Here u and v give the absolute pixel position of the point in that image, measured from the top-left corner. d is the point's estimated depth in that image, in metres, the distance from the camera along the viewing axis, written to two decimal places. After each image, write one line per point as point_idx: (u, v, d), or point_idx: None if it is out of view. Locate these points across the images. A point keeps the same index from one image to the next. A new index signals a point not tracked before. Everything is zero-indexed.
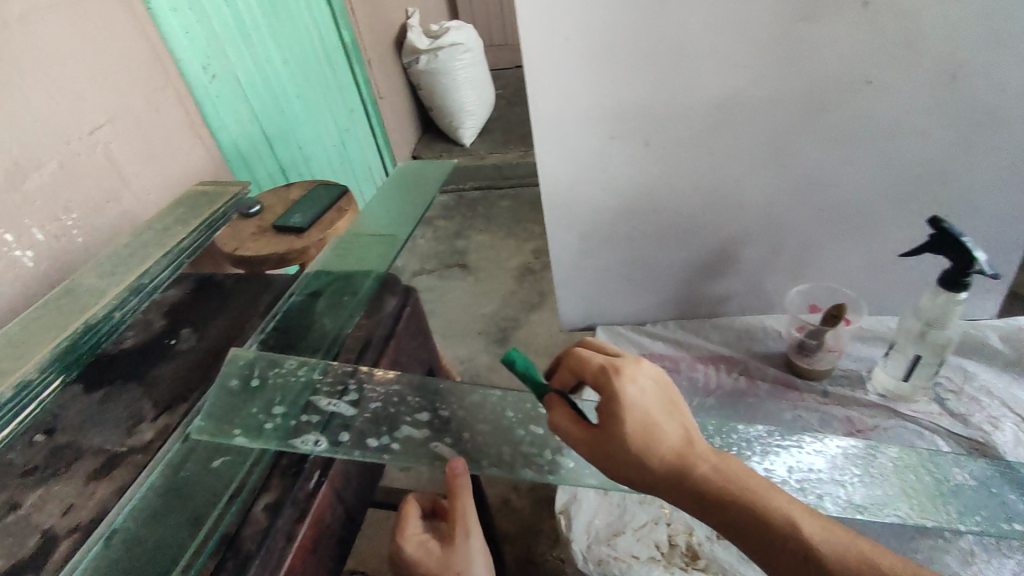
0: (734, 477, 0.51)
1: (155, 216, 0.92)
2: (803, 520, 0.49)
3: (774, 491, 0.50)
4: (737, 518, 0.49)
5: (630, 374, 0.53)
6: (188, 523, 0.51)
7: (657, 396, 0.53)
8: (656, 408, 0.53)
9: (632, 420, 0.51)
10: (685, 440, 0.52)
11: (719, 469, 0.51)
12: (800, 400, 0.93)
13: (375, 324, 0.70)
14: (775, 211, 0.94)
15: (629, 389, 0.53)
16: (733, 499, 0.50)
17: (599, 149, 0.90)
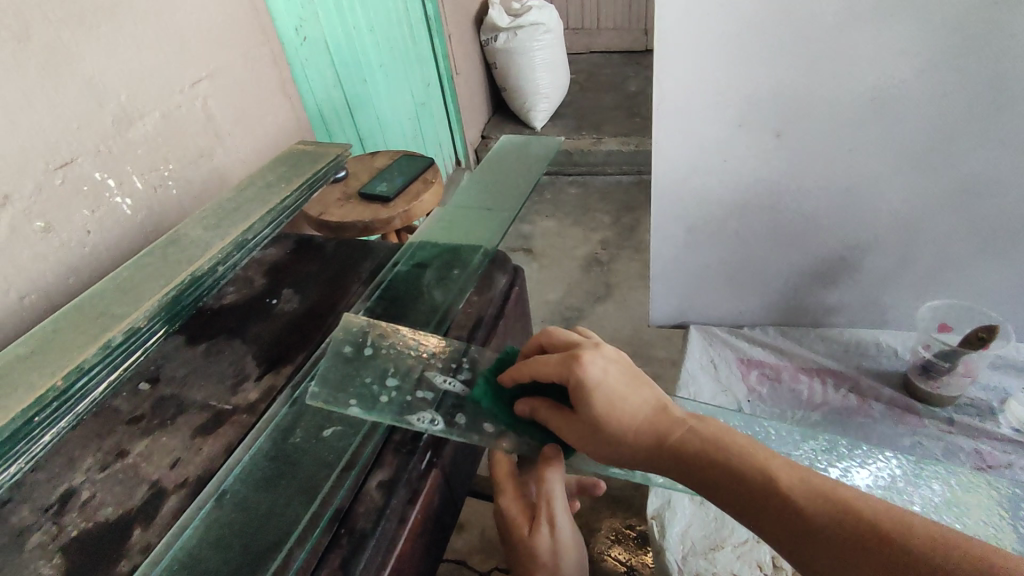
0: (728, 448, 0.46)
1: (257, 172, 0.90)
2: (804, 487, 0.43)
3: (752, 450, 0.46)
4: (738, 494, 0.44)
5: (580, 356, 0.51)
6: (301, 492, 0.48)
7: (619, 378, 0.50)
8: (631, 391, 0.50)
9: (601, 403, 0.49)
10: (657, 409, 0.50)
11: (703, 445, 0.46)
12: (920, 426, 0.86)
13: (485, 302, 0.66)
14: (912, 217, 0.86)
15: (588, 370, 0.50)
16: (728, 473, 0.45)
17: (723, 138, 0.83)
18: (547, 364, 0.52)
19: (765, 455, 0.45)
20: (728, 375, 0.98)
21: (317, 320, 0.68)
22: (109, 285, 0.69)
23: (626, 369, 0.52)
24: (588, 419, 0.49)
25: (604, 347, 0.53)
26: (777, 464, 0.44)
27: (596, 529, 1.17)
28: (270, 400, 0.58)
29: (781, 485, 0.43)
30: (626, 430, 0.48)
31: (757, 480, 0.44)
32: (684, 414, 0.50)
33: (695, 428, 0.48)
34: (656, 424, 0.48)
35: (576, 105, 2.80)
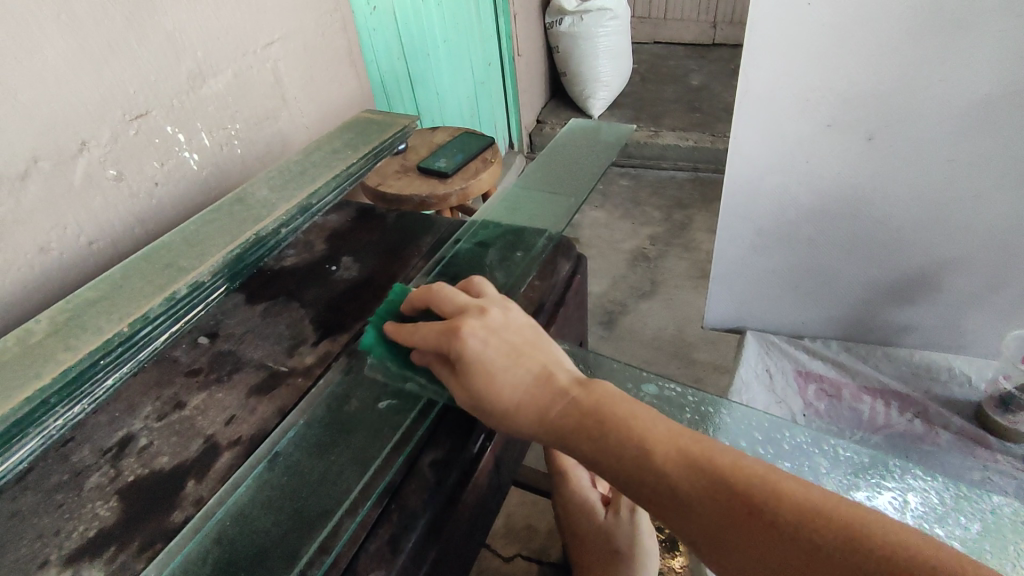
0: (606, 421, 0.44)
1: (325, 137, 0.90)
2: (675, 457, 0.41)
3: (633, 418, 0.44)
4: (619, 470, 0.43)
5: (460, 329, 0.49)
6: (353, 463, 0.48)
7: (501, 348, 0.48)
8: (512, 362, 0.48)
9: (481, 378, 0.47)
10: (537, 377, 0.48)
11: (583, 418, 0.45)
12: (992, 461, 0.81)
13: (548, 288, 0.64)
14: (1009, 238, 0.80)
15: (466, 343, 0.48)
16: (607, 449, 0.43)
17: (809, 137, 0.78)
18: (429, 334, 0.50)
19: (643, 425, 0.43)
20: (784, 386, 0.94)
21: (375, 290, 0.67)
22: (177, 237, 0.70)
23: (508, 336, 0.49)
24: (470, 391, 0.48)
25: (488, 309, 0.51)
26: (655, 434, 0.42)
27: None
28: (326, 366, 0.57)
29: (656, 459, 0.41)
30: (505, 405, 0.47)
31: (636, 456, 0.42)
32: (566, 380, 0.48)
33: (573, 398, 0.46)
34: (537, 396, 0.47)
35: (636, 95, 2.73)
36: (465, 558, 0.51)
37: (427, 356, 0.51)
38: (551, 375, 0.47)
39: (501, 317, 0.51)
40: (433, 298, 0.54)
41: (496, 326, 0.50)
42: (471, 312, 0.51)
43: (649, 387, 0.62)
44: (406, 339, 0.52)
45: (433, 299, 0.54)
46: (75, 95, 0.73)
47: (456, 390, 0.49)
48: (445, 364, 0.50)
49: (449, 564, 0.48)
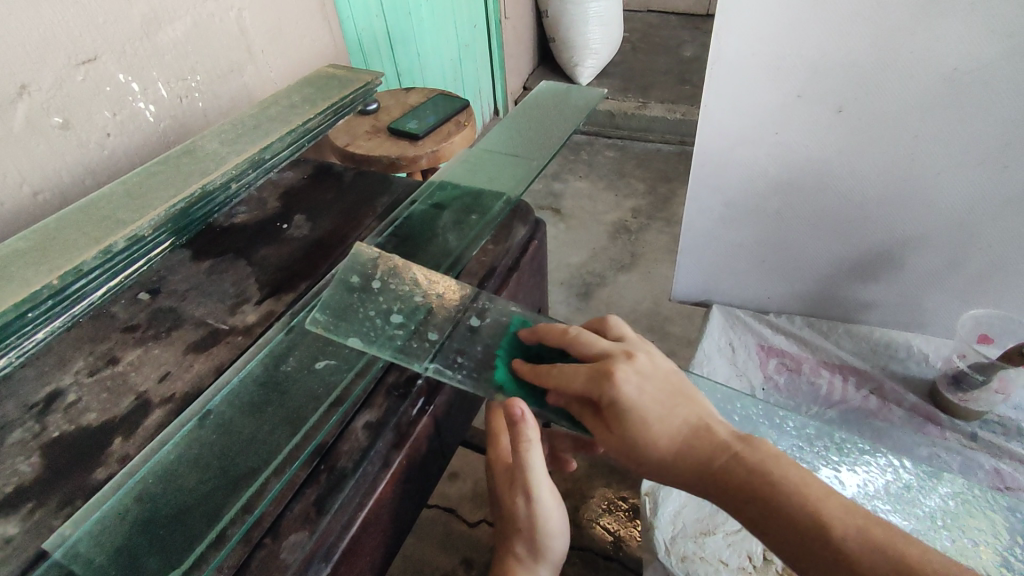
0: (780, 487, 0.43)
1: (283, 91, 0.87)
2: (857, 537, 0.40)
3: (817, 488, 0.42)
4: (788, 537, 0.42)
5: (612, 372, 0.46)
6: (285, 423, 0.47)
7: (655, 397, 0.46)
8: (667, 411, 0.46)
9: (637, 426, 0.45)
10: (695, 430, 0.46)
11: (749, 479, 0.43)
12: (940, 437, 0.82)
13: (501, 252, 0.63)
14: (972, 218, 0.80)
15: (620, 388, 0.46)
16: (777, 514, 0.42)
17: (780, 107, 0.76)
18: (572, 377, 0.48)
19: (819, 497, 0.42)
20: (746, 360, 0.94)
21: (325, 250, 0.65)
22: (119, 188, 0.68)
23: (662, 382, 0.47)
24: (622, 439, 0.46)
25: (635, 354, 0.49)
26: (832, 509, 0.41)
27: (588, 496, 1.16)
28: (267, 326, 0.56)
29: (835, 533, 0.40)
30: (664, 453, 0.45)
31: (813, 527, 0.41)
32: (726, 435, 0.46)
33: (739, 457, 0.44)
34: (696, 450, 0.45)
35: (625, 64, 2.68)
36: (398, 524, 0.51)
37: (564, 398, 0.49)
38: (711, 429, 0.45)
39: (649, 363, 0.49)
40: (569, 341, 0.51)
41: (647, 371, 0.47)
42: (618, 357, 0.48)
43: None
44: (543, 379, 0.49)
45: (571, 341, 0.51)
46: (14, 35, 0.69)
47: (606, 435, 0.47)
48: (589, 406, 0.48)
49: (380, 528, 0.47)
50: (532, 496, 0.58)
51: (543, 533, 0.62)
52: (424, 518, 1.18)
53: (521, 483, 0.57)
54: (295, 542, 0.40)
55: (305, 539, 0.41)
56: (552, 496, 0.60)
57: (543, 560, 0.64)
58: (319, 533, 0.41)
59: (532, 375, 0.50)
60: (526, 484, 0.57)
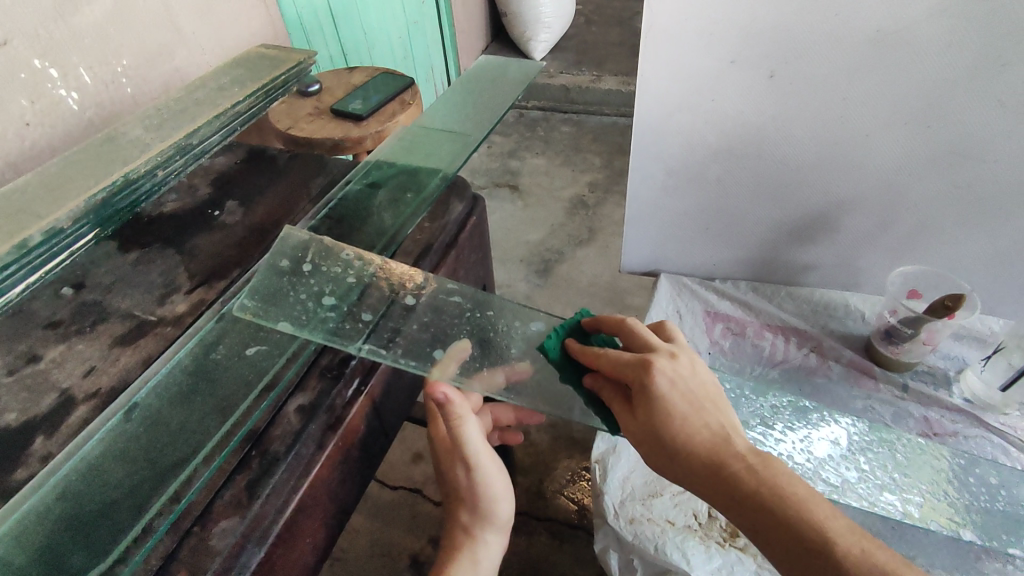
0: (790, 501, 0.45)
1: (210, 73, 0.86)
2: (855, 555, 0.42)
3: (822, 507, 0.45)
4: (784, 545, 0.44)
5: (653, 362, 0.48)
6: (214, 411, 0.46)
7: (687, 394, 0.48)
8: (694, 413, 0.48)
9: (665, 420, 0.47)
10: (721, 436, 0.48)
11: (759, 488, 0.45)
12: (875, 390, 0.85)
13: (437, 229, 0.64)
14: (899, 178, 0.82)
15: (657, 379, 0.48)
16: (780, 522, 0.44)
17: (714, 73, 0.76)
18: (617, 359, 0.50)
19: (823, 515, 0.44)
20: (692, 326, 0.96)
21: (257, 236, 0.64)
22: (35, 180, 0.66)
23: (697, 386, 0.49)
24: (644, 427, 0.48)
25: (677, 355, 0.51)
26: (836, 528, 0.44)
27: (553, 468, 1.18)
28: (198, 315, 0.55)
29: (839, 550, 0.43)
30: (683, 448, 0.47)
31: (816, 544, 0.43)
32: (744, 446, 0.48)
33: (755, 468, 0.46)
34: (715, 452, 0.47)
35: (580, 38, 2.67)
36: (342, 505, 0.51)
37: (601, 380, 0.52)
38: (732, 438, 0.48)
39: (689, 366, 0.51)
40: (626, 330, 0.54)
41: (685, 372, 0.50)
42: (662, 353, 0.51)
43: (524, 316, 0.59)
44: (591, 359, 0.52)
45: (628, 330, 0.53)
46: None
47: (629, 421, 0.50)
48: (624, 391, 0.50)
49: (319, 509, 0.48)
50: (472, 463, 0.59)
51: (486, 502, 0.61)
52: (389, 500, 1.19)
53: (457, 452, 0.59)
54: (226, 528, 0.41)
55: (237, 524, 0.41)
56: (495, 467, 0.61)
57: (491, 531, 0.63)
58: (252, 516, 0.42)
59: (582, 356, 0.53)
60: (463, 452, 0.58)
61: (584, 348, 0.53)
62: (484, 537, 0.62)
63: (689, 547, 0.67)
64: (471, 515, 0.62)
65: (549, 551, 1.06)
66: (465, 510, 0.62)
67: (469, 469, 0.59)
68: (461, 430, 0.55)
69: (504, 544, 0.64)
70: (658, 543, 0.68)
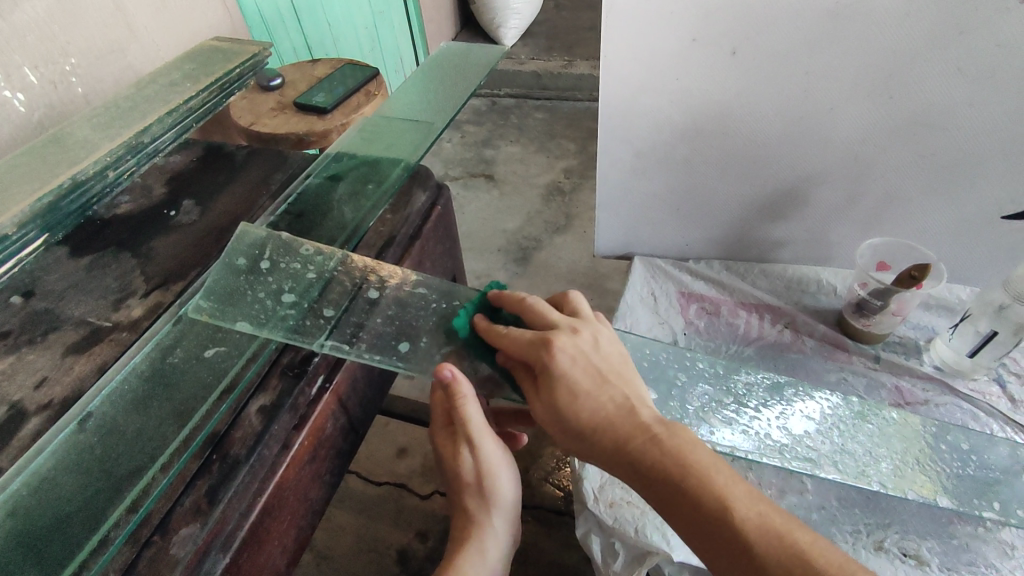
0: (690, 470, 0.44)
1: (160, 69, 0.84)
2: (756, 521, 0.42)
3: (732, 477, 0.44)
4: (687, 516, 0.43)
5: (551, 341, 0.47)
6: (173, 416, 0.45)
7: (588, 369, 0.48)
8: (597, 389, 0.47)
9: (566, 396, 0.47)
10: (626, 408, 0.47)
11: (665, 461, 0.44)
12: (848, 362, 0.85)
13: (400, 220, 0.63)
14: (865, 149, 0.82)
15: (557, 358, 0.47)
16: (680, 492, 0.43)
17: (676, 53, 0.76)
18: (517, 339, 0.49)
19: (724, 481, 0.43)
20: (667, 308, 0.96)
21: (215, 235, 0.62)
22: None
23: (598, 361, 0.49)
24: (550, 405, 0.48)
25: (580, 330, 0.50)
26: (737, 494, 0.43)
27: (538, 455, 1.18)
28: (155, 318, 0.53)
29: (736, 518, 0.42)
30: (585, 424, 0.47)
31: (716, 513, 0.42)
32: (650, 417, 0.47)
33: (658, 440, 0.45)
34: (618, 426, 0.46)
35: (550, 24, 2.65)
36: (312, 505, 0.50)
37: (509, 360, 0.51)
38: (638, 411, 0.46)
39: (593, 341, 0.50)
40: (526, 309, 0.52)
41: (589, 348, 0.49)
42: (563, 329, 0.49)
43: None
44: (495, 339, 0.50)
45: (524, 307, 0.52)
46: None
47: (531, 399, 0.49)
48: (529, 371, 0.49)
49: (287, 509, 0.47)
50: (475, 446, 0.56)
51: (491, 484, 0.58)
52: (375, 496, 1.18)
53: (459, 433, 0.56)
54: (186, 535, 0.40)
55: (197, 530, 0.40)
56: (496, 448, 0.58)
57: (497, 513, 0.60)
58: (213, 522, 0.40)
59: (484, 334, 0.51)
60: (466, 434, 0.55)
61: (488, 325, 0.51)
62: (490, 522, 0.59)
63: (669, 527, 0.67)
64: (479, 500, 0.59)
65: (537, 538, 1.06)
66: (470, 496, 0.59)
67: (473, 452, 0.56)
68: (465, 413, 0.52)
69: (509, 530, 0.61)
70: (638, 524, 0.67)
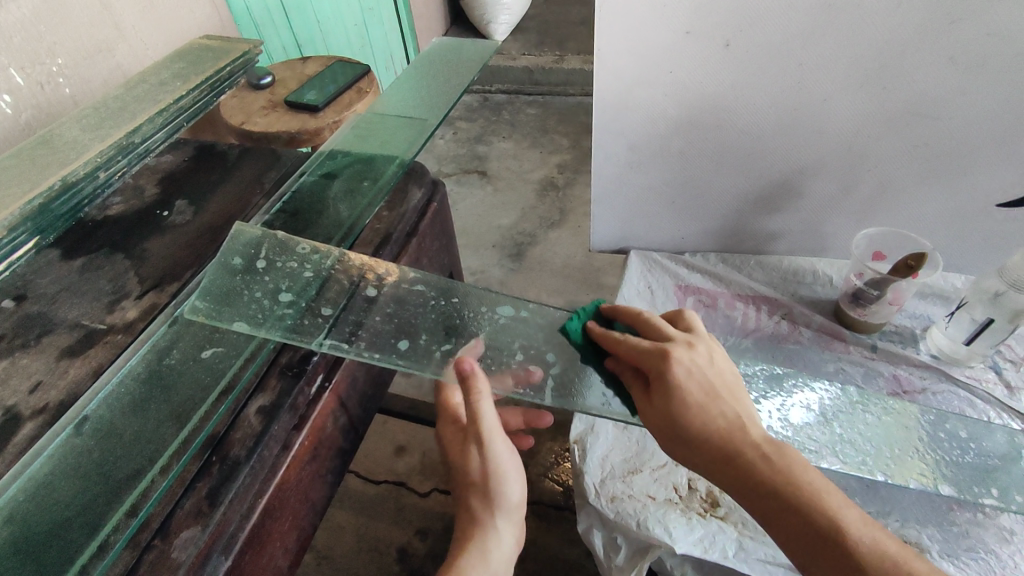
0: (803, 491, 0.45)
1: (150, 69, 0.84)
2: (868, 545, 0.42)
3: (844, 502, 0.45)
4: (800, 533, 0.44)
5: (670, 351, 0.49)
6: (171, 419, 0.44)
7: (703, 384, 0.49)
8: (710, 402, 0.48)
9: (677, 406, 0.48)
10: (741, 423, 0.48)
11: (776, 477, 0.45)
12: (845, 352, 0.86)
13: (396, 217, 0.62)
14: (859, 140, 0.82)
15: (674, 367, 0.49)
16: (792, 508, 0.44)
17: (671, 46, 0.75)
18: (637, 345, 0.51)
19: (836, 503, 0.44)
20: (664, 301, 0.96)
21: (209, 234, 0.62)
22: None
23: (712, 375, 0.50)
24: (658, 411, 0.49)
25: (695, 345, 0.52)
26: (850, 517, 0.44)
27: (537, 451, 1.18)
28: (150, 320, 0.53)
29: (851, 540, 0.43)
30: (699, 435, 0.48)
31: (828, 532, 0.43)
32: (759, 435, 0.48)
33: (770, 457, 0.46)
34: (730, 440, 0.47)
35: (541, 19, 2.65)
36: (313, 505, 0.50)
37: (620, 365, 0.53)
38: (749, 428, 0.47)
39: (707, 355, 0.51)
40: (642, 322, 0.54)
41: (703, 363, 0.50)
42: (680, 343, 0.51)
43: (491, 300, 0.58)
44: (613, 343, 0.53)
45: (644, 320, 0.55)
46: None
47: (642, 405, 0.50)
48: (641, 380, 0.51)
49: (289, 510, 0.46)
50: (485, 445, 0.55)
51: (498, 487, 0.58)
52: (374, 495, 1.17)
53: (472, 431, 0.55)
54: (187, 538, 0.39)
55: (199, 534, 0.39)
56: (508, 450, 0.58)
57: (502, 519, 0.59)
58: (214, 525, 0.40)
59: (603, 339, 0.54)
60: (478, 432, 0.55)
61: (605, 333, 0.54)
62: (494, 526, 0.58)
63: (671, 520, 0.67)
64: (482, 500, 0.58)
65: (538, 534, 1.06)
66: (475, 496, 0.59)
67: (482, 451, 0.56)
68: (478, 416, 0.51)
69: (513, 535, 0.60)
70: (640, 518, 0.67)
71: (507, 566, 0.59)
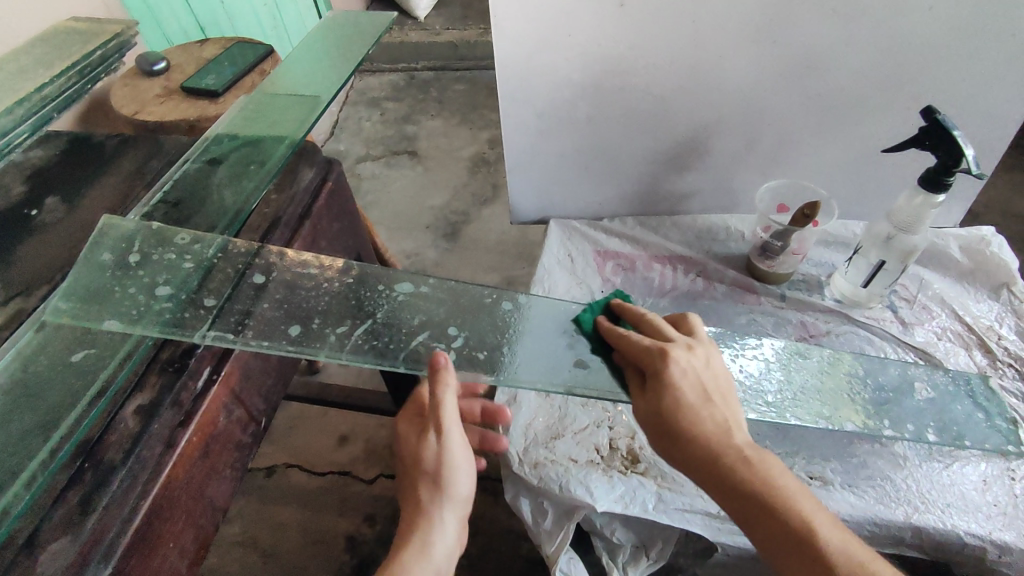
0: (776, 491, 0.48)
1: (6, 55, 0.78)
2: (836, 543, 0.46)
3: (805, 498, 0.49)
4: (768, 530, 0.48)
5: (669, 351, 0.52)
6: (37, 428, 0.41)
7: (698, 386, 0.51)
8: (702, 405, 0.51)
9: (670, 402, 0.51)
10: (725, 425, 0.51)
11: (750, 476, 0.49)
12: (756, 303, 0.88)
13: (285, 201, 0.61)
14: (757, 95, 0.84)
15: (672, 369, 0.52)
16: (761, 506, 0.48)
17: (566, 8, 0.74)
18: (637, 344, 0.54)
19: (806, 507, 0.48)
20: (585, 268, 0.96)
21: (84, 229, 0.58)
22: None
23: (707, 379, 0.53)
24: (651, 409, 0.52)
25: (694, 348, 0.54)
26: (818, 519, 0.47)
27: None
28: (16, 327, 0.49)
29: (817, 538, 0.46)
30: (684, 433, 0.50)
31: (800, 532, 0.47)
32: (741, 440, 0.51)
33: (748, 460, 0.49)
34: (715, 442, 0.50)
35: None
36: (212, 502, 0.48)
37: (624, 361, 0.56)
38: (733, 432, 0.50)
39: (705, 359, 0.54)
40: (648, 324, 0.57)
41: (698, 366, 0.53)
42: (679, 345, 0.54)
43: (389, 278, 0.57)
44: (612, 334, 0.56)
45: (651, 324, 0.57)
46: None
47: (638, 401, 0.53)
48: (641, 378, 0.54)
49: (182, 509, 0.45)
50: (442, 433, 0.57)
51: (449, 477, 0.58)
52: (315, 488, 1.15)
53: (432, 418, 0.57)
54: (57, 550, 0.37)
55: (69, 544, 0.37)
56: (462, 444, 0.60)
57: (448, 512, 0.58)
58: (88, 533, 0.38)
59: (608, 334, 0.56)
60: (437, 418, 0.56)
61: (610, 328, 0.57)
62: (440, 517, 0.58)
63: (593, 480, 0.68)
64: (431, 490, 0.58)
65: (483, 508, 1.07)
66: (424, 486, 0.58)
67: (438, 436, 0.58)
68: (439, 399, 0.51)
69: (458, 533, 0.60)
70: (563, 481, 0.68)
71: (450, 562, 0.58)
